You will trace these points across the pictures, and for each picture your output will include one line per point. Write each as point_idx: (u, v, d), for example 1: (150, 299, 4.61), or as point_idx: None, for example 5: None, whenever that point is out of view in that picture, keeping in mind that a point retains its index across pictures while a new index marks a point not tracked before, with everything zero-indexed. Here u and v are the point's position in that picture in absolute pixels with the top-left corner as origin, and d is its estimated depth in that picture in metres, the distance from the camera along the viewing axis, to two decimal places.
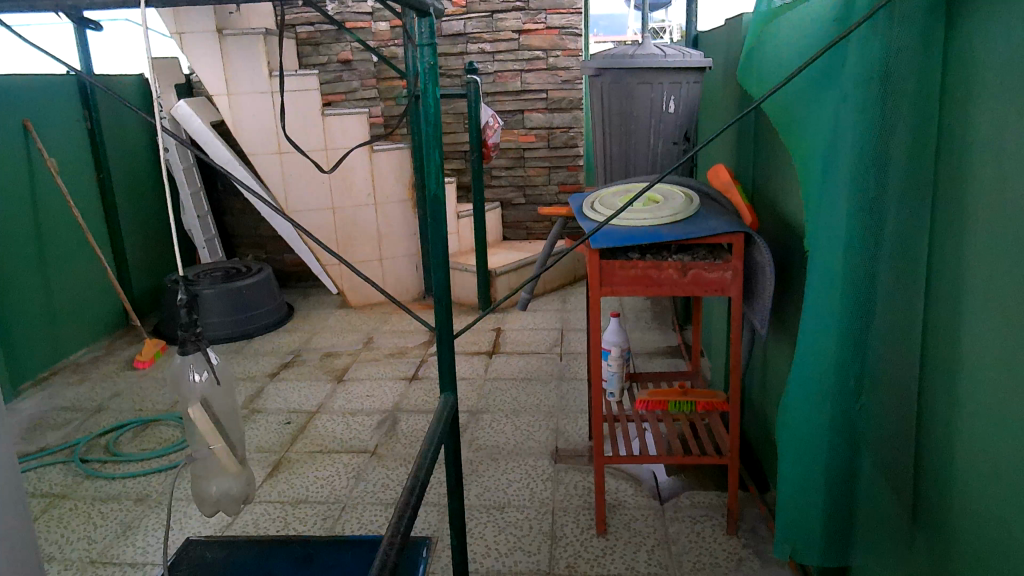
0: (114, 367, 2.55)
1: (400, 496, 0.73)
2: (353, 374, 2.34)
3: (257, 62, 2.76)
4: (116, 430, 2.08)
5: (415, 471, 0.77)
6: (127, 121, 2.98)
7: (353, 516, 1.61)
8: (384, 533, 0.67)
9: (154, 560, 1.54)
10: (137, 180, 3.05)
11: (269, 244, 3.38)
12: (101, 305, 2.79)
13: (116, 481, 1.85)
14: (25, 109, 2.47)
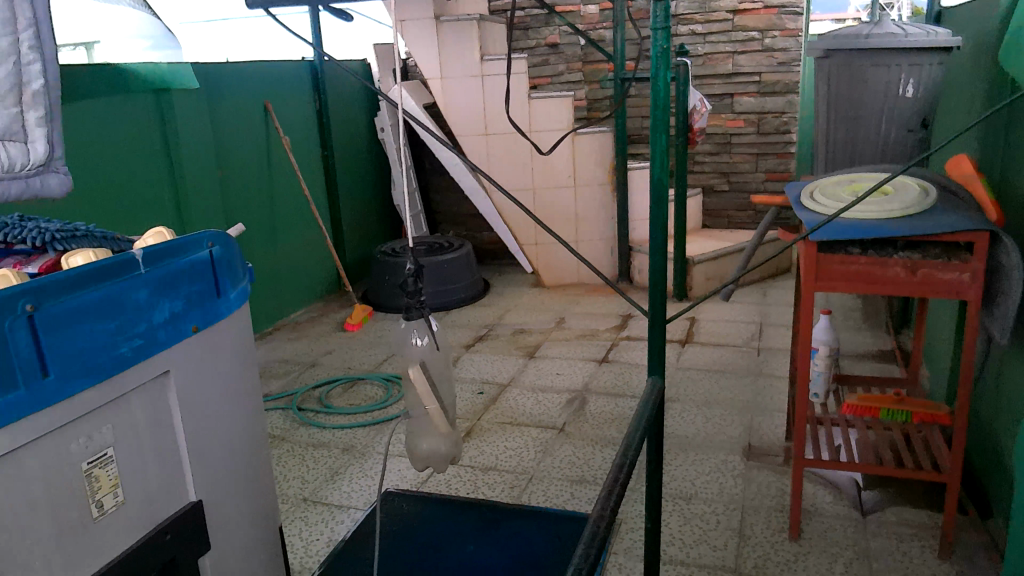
0: (328, 328, 2.79)
1: (610, 473, 0.74)
2: (544, 352, 2.40)
3: (470, 47, 2.88)
4: (328, 384, 2.29)
5: (624, 449, 0.78)
6: (351, 102, 3.23)
7: (539, 487, 1.66)
8: (594, 507, 0.69)
9: (357, 504, 1.68)
10: (357, 157, 3.30)
11: (470, 221, 3.53)
12: (319, 271, 3.07)
13: (328, 430, 2.03)
14: (267, 92, 2.75)
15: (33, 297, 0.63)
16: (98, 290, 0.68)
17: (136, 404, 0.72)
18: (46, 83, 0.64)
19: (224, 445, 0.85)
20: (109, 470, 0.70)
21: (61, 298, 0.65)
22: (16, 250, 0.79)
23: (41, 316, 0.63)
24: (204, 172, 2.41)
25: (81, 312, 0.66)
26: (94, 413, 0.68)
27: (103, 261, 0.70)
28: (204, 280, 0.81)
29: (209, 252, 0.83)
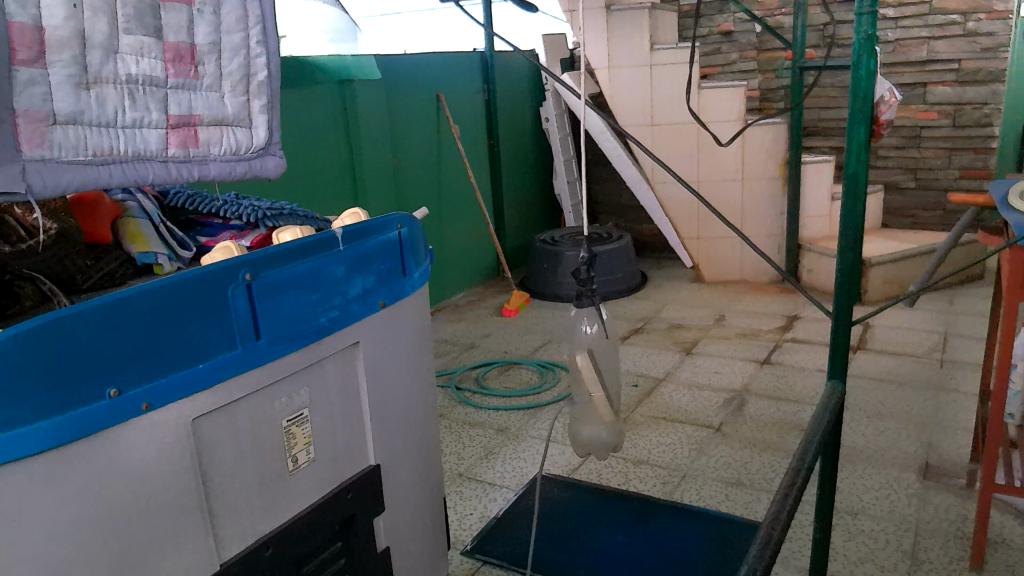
0: (486, 312, 2.88)
1: (776, 498, 0.73)
2: (702, 348, 2.35)
3: (640, 36, 2.85)
4: (484, 366, 2.37)
5: (792, 475, 0.77)
6: (518, 92, 3.29)
7: (693, 485, 1.63)
8: (759, 534, 0.69)
9: (509, 484, 1.72)
10: (522, 146, 3.37)
11: (629, 212, 3.50)
12: (480, 256, 3.17)
13: (484, 410, 2.10)
14: (440, 82, 2.86)
15: (251, 267, 0.70)
16: (304, 263, 0.75)
17: (330, 370, 0.79)
18: (269, 73, 0.72)
19: (402, 414, 0.91)
20: (304, 428, 0.77)
21: (273, 268, 0.72)
22: (231, 225, 0.87)
23: (257, 285, 0.71)
24: (380, 158, 2.55)
25: (289, 282, 0.73)
26: (296, 375, 0.75)
27: (309, 238, 0.76)
28: (392, 259, 0.86)
29: (399, 232, 0.88)
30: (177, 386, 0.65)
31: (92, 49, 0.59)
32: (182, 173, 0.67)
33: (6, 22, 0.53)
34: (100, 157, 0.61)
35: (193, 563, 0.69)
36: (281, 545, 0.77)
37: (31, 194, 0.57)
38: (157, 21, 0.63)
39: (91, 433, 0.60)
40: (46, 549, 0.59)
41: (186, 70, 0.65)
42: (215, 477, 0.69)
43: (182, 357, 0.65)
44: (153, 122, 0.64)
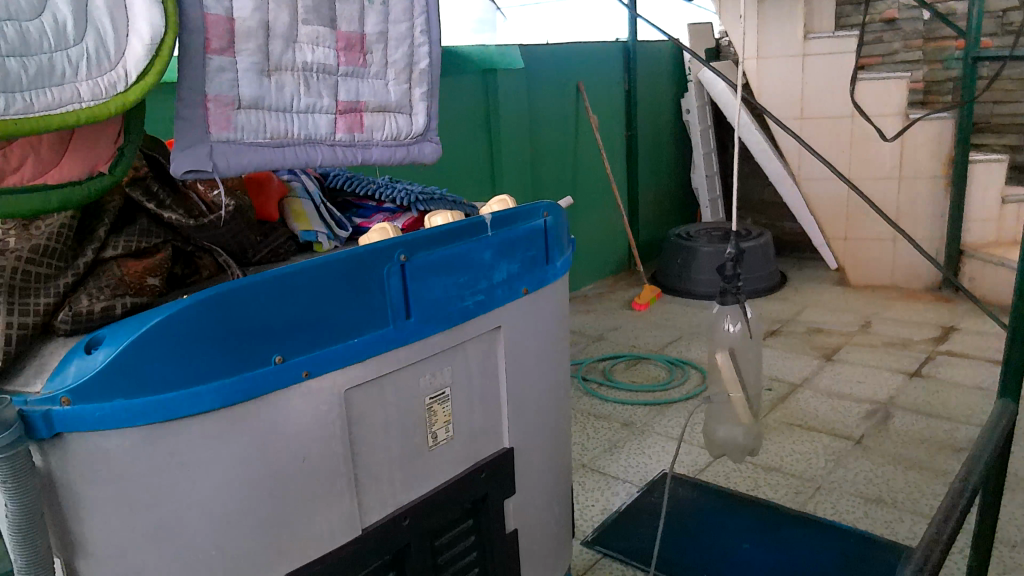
0: (616, 304, 2.86)
1: (935, 523, 0.71)
2: (844, 356, 2.22)
3: (794, 24, 2.74)
4: (613, 359, 2.35)
5: (954, 499, 0.74)
6: (660, 83, 3.24)
7: (828, 498, 1.55)
8: (914, 554, 0.67)
9: (632, 479, 1.71)
10: (660, 138, 3.31)
11: (770, 210, 3.37)
12: (612, 249, 3.15)
13: (610, 403, 2.09)
14: (581, 72, 2.85)
15: (406, 248, 0.74)
16: (454, 247, 0.77)
17: (472, 351, 0.82)
18: (430, 62, 0.75)
19: (537, 401, 0.93)
20: (445, 407, 0.80)
21: (425, 251, 0.75)
22: (384, 207, 0.90)
23: (410, 266, 0.74)
24: (518, 147, 2.58)
25: (440, 265, 0.76)
26: (439, 355, 0.78)
27: (461, 223, 0.79)
28: (537, 246, 0.88)
29: (545, 221, 0.89)
30: (335, 357, 0.69)
31: (274, 39, 0.63)
32: (348, 157, 0.71)
33: (203, 14, 0.59)
34: (276, 140, 0.65)
35: (338, 526, 0.74)
36: (416, 517, 0.81)
37: (217, 173, 0.62)
38: (332, 12, 0.66)
39: (256, 396, 0.65)
40: (214, 499, 0.65)
41: (356, 58, 0.69)
42: (361, 447, 0.74)
43: (340, 331, 0.69)
44: (324, 107, 0.68)
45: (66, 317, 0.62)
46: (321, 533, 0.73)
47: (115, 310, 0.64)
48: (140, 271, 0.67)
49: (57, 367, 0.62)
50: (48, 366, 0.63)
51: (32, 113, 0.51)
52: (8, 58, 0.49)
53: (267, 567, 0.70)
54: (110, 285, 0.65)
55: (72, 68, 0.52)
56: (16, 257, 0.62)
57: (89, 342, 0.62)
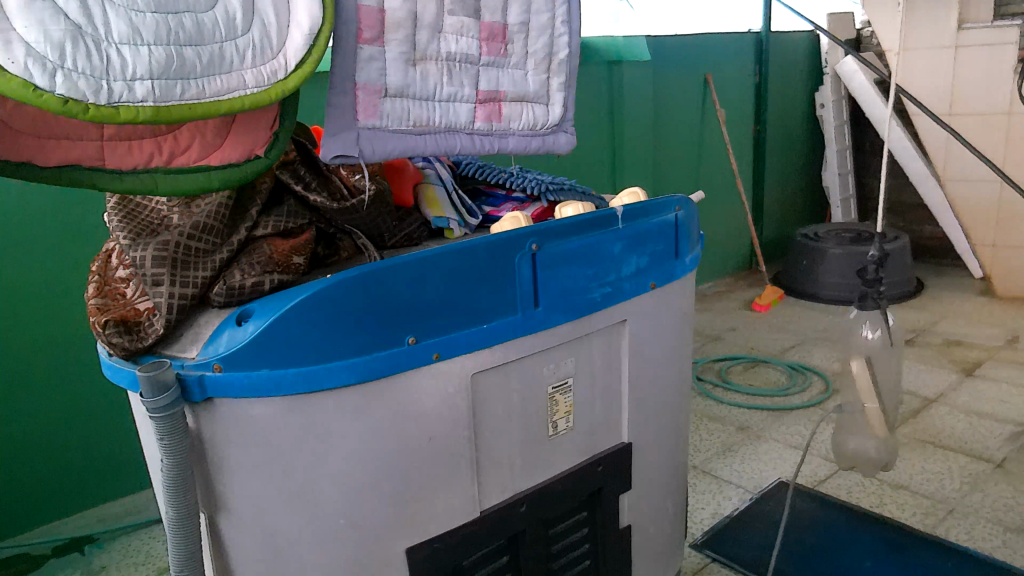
0: (735, 305, 2.77)
1: None
2: (986, 372, 2.06)
3: (948, 13, 2.57)
4: (730, 360, 2.29)
5: None
6: (793, 75, 3.10)
7: (962, 523, 1.45)
8: None
9: (745, 485, 1.65)
10: (791, 133, 3.17)
11: (908, 212, 3.17)
12: (733, 247, 3.06)
13: (725, 405, 2.03)
14: (710, 64, 2.77)
15: (538, 237, 0.74)
16: (584, 238, 0.77)
17: (596, 343, 0.82)
18: (569, 52, 0.75)
19: (658, 398, 0.92)
20: (567, 397, 0.81)
21: (557, 241, 0.75)
22: (513, 196, 0.92)
23: (540, 255, 0.74)
24: (641, 140, 2.55)
25: (569, 256, 0.76)
26: (564, 345, 0.79)
27: (591, 214, 0.79)
28: (666, 240, 0.86)
29: (676, 215, 0.88)
30: (465, 341, 0.71)
31: (421, 29, 0.65)
32: (485, 146, 0.72)
33: (357, 5, 0.61)
34: (418, 128, 0.67)
35: (459, 506, 0.76)
36: (534, 504, 0.82)
37: (362, 159, 0.65)
38: (477, 2, 0.67)
39: (389, 374, 0.67)
40: (345, 470, 0.69)
41: (497, 48, 0.70)
42: (484, 431, 0.76)
43: (470, 316, 0.71)
44: (464, 96, 0.69)
45: (220, 290, 0.67)
46: (443, 511, 0.75)
47: (263, 285, 0.68)
48: (287, 250, 0.70)
49: (211, 336, 0.67)
50: (203, 335, 0.68)
51: (203, 99, 0.54)
52: (185, 47, 0.53)
53: (391, 539, 0.73)
54: (260, 261, 0.68)
55: (239, 56, 0.55)
56: (180, 232, 0.67)
57: (241, 314, 0.66)
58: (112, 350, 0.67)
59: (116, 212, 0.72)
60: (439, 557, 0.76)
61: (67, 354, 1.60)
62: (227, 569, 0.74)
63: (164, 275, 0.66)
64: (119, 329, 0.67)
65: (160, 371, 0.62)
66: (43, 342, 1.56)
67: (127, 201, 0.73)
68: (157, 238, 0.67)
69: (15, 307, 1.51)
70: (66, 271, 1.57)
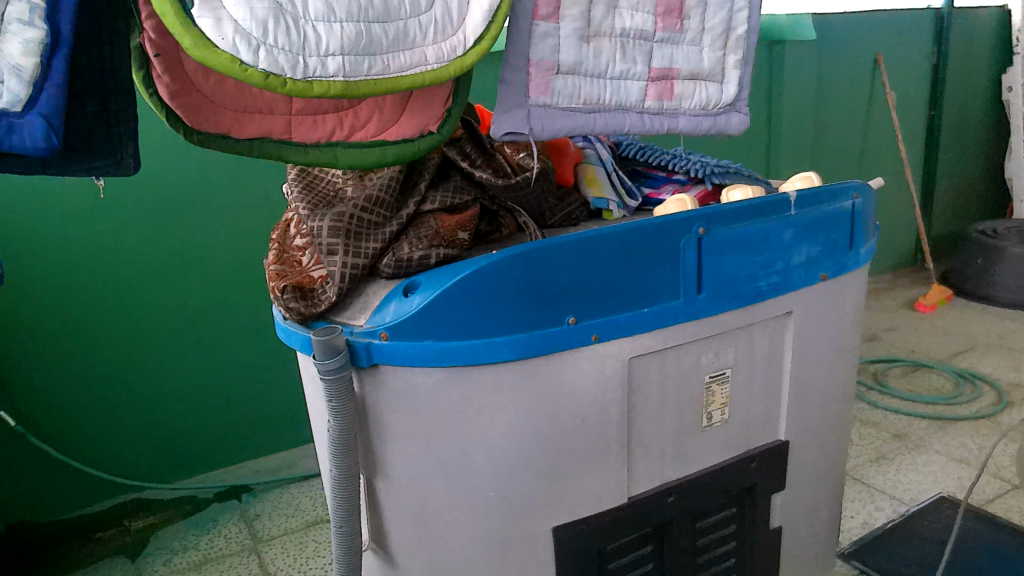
0: (894, 304, 2.59)
1: None
2: None
3: None
4: (887, 362, 2.14)
5: None
6: (977, 56, 2.84)
7: None
8: None
9: (900, 497, 1.54)
10: (970, 119, 2.91)
11: None
12: (896, 241, 2.85)
13: (879, 409, 1.91)
14: (882, 43, 2.58)
15: (705, 221, 0.72)
16: (753, 224, 0.74)
17: (758, 335, 0.79)
18: (748, 28, 0.72)
19: (819, 396, 0.87)
20: (724, 389, 0.79)
21: (725, 226, 0.73)
22: (674, 178, 0.89)
23: (707, 240, 0.72)
24: (801, 125, 2.42)
25: (737, 242, 0.74)
26: (724, 334, 0.76)
27: (763, 199, 0.75)
28: (841, 229, 0.81)
29: (854, 202, 0.83)
30: (626, 324, 0.70)
31: (596, 4, 0.63)
32: (654, 125, 0.70)
33: None
34: (588, 105, 0.66)
35: (607, 491, 0.76)
36: (683, 496, 0.80)
37: (532, 136, 0.64)
38: None
39: (549, 353, 0.67)
40: (498, 445, 0.70)
41: (673, 24, 0.68)
42: (638, 417, 0.74)
43: (633, 298, 0.70)
44: (637, 74, 0.67)
45: (390, 261, 0.69)
46: (591, 495, 0.75)
47: (430, 259, 0.69)
48: (453, 225, 0.72)
49: (379, 306, 0.69)
50: (371, 304, 0.70)
51: (388, 74, 0.56)
52: (373, 24, 0.54)
53: (539, 518, 0.74)
54: (427, 235, 0.70)
55: (422, 33, 0.57)
56: (354, 205, 0.70)
57: (408, 286, 0.68)
58: (288, 315, 0.71)
59: (296, 184, 0.76)
60: (585, 540, 0.76)
61: (240, 319, 1.75)
62: (382, 528, 0.77)
63: (338, 246, 0.69)
64: (295, 295, 0.70)
65: (332, 335, 0.65)
66: (220, 307, 1.72)
67: (306, 173, 0.77)
68: (333, 210, 0.70)
69: (197, 275, 1.68)
70: (243, 243, 1.71)
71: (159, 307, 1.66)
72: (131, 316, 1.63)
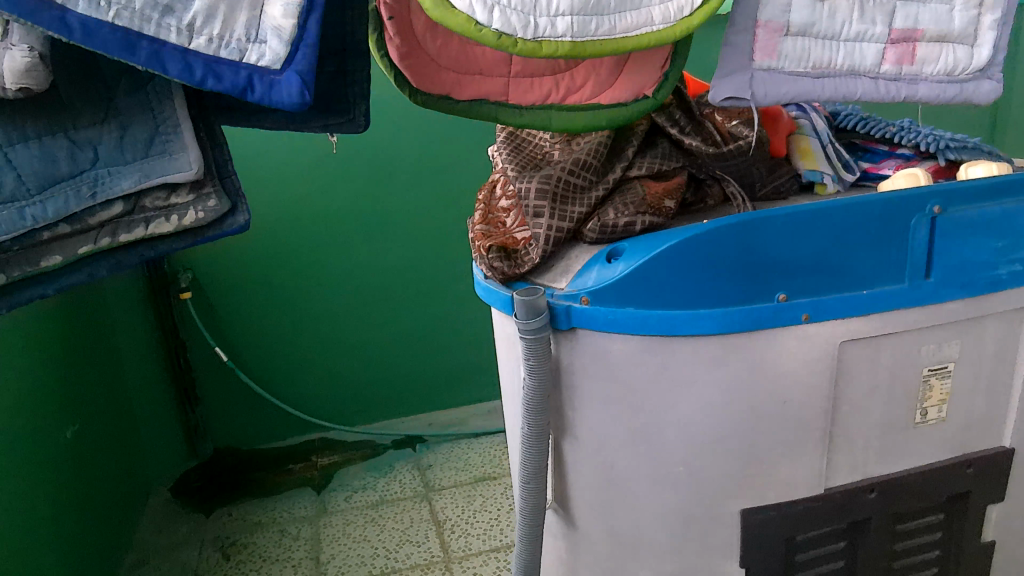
0: None
1: None
2: None
3: None
4: None
5: None
6: None
7: None
8: None
9: None
10: None
11: None
12: None
13: None
14: None
15: (941, 200, 0.67)
16: (996, 206, 0.68)
17: (989, 328, 0.71)
18: None
19: None
20: (945, 384, 0.72)
21: (964, 205, 0.68)
22: (897, 153, 0.84)
23: (941, 221, 0.67)
24: None
25: (976, 224, 0.68)
26: (950, 325, 0.70)
27: (1013, 177, 0.69)
28: None
29: None
30: (842, 306, 0.66)
31: None
32: (890, 93, 0.64)
33: None
34: (817, 70, 0.62)
35: (803, 479, 0.72)
36: (887, 494, 0.74)
37: (754, 102, 0.61)
38: None
39: (754, 329, 0.65)
40: (692, 421, 0.68)
41: None
42: (844, 406, 0.70)
43: (850, 277, 0.66)
44: (876, 36, 0.62)
45: (595, 225, 0.69)
46: (786, 481, 0.72)
47: (635, 226, 0.69)
48: (660, 193, 0.71)
49: (581, 270, 0.70)
50: (572, 268, 0.71)
51: (614, 35, 0.55)
52: None
53: (729, 498, 0.72)
54: (634, 202, 0.70)
55: None
56: (562, 168, 0.71)
57: (611, 252, 0.69)
58: (491, 273, 0.73)
59: (506, 146, 0.79)
60: (775, 527, 0.73)
61: (425, 277, 1.85)
62: (564, 490, 0.78)
63: (545, 208, 0.70)
64: (500, 254, 0.72)
65: (535, 297, 0.66)
66: (408, 266, 1.83)
67: (515, 136, 0.79)
68: (541, 172, 0.71)
69: (390, 234, 1.79)
70: (432, 206, 1.80)
71: (356, 263, 1.80)
72: (331, 268, 1.79)
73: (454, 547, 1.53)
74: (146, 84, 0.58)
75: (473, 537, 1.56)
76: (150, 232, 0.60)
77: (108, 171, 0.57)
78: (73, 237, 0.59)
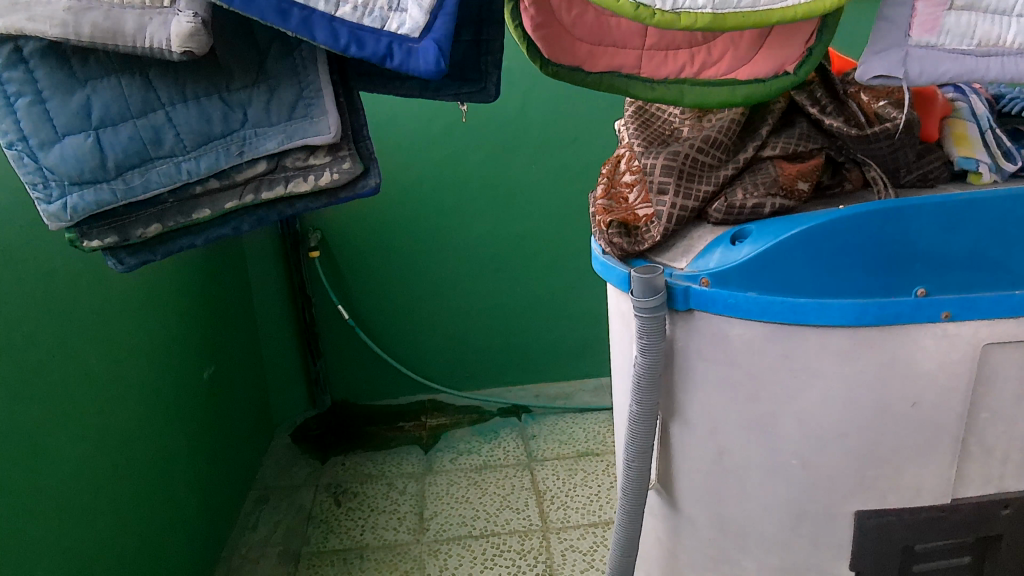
0: None
1: None
2: None
3: None
4: None
5: None
6: None
7: None
8: None
9: None
10: None
11: None
12: None
13: None
14: None
15: None
16: None
17: None
18: None
19: None
20: None
21: None
22: None
23: None
24: None
25: None
26: None
27: None
28: None
29: None
30: (987, 305, 0.61)
31: None
32: None
33: None
34: (983, 48, 0.56)
35: (929, 487, 0.68)
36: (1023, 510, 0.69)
37: (907, 81, 0.57)
38: None
39: (887, 324, 0.62)
40: (812, 414, 0.66)
41: None
42: (983, 413, 0.65)
43: (999, 273, 0.62)
44: None
45: (721, 206, 0.68)
46: (909, 486, 0.68)
47: (764, 209, 0.67)
48: (794, 174, 0.68)
49: (703, 251, 0.69)
50: (694, 248, 0.70)
51: (758, 7, 0.52)
52: None
53: (845, 498, 0.69)
54: (765, 183, 0.68)
55: None
56: (690, 145, 0.69)
57: (737, 234, 0.67)
58: (610, 249, 0.73)
59: (633, 121, 0.78)
60: (893, 533, 0.69)
61: (542, 250, 1.86)
62: (671, 472, 0.77)
63: (670, 185, 0.68)
64: (620, 230, 0.72)
65: (654, 275, 0.65)
66: (526, 238, 1.85)
67: (643, 111, 0.78)
68: (668, 149, 0.70)
69: (510, 206, 1.81)
70: (554, 179, 1.80)
71: (476, 232, 1.83)
72: (452, 236, 1.83)
73: (552, 518, 1.54)
74: (294, 49, 0.60)
75: (572, 509, 1.57)
76: (289, 191, 0.64)
77: (255, 132, 0.60)
78: (221, 192, 0.63)
